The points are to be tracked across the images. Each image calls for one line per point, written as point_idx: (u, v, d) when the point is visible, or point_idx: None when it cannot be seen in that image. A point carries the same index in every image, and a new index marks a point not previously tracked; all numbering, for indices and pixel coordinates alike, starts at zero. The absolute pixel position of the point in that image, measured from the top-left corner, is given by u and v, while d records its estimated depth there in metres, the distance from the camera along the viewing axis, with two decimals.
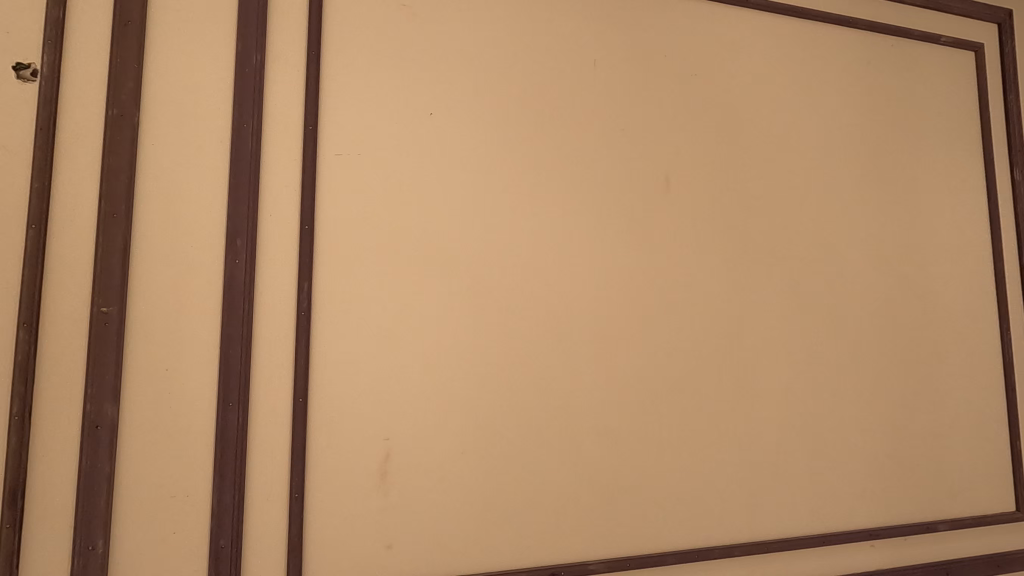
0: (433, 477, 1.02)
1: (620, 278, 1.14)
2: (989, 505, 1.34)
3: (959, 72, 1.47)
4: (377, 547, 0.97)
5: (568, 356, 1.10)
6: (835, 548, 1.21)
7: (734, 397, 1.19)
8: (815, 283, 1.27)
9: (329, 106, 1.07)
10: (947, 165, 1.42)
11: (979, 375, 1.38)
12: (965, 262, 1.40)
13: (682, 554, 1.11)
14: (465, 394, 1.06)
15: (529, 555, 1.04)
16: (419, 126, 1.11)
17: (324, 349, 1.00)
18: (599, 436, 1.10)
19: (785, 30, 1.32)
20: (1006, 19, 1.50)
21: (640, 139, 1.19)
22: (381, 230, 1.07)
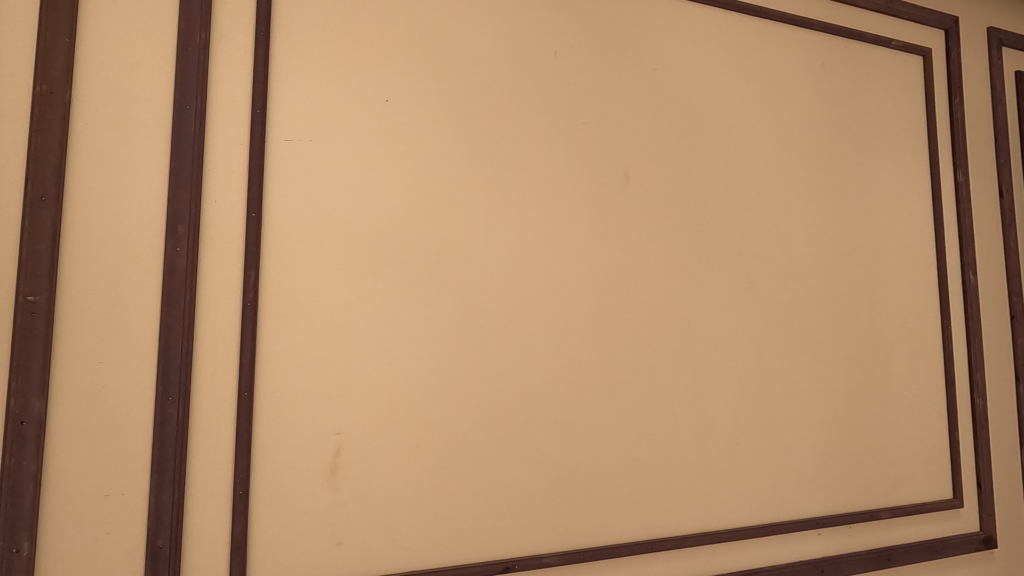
0: (385, 473, 1.01)
1: (581, 282, 1.17)
2: (928, 492, 1.47)
3: (909, 76, 1.59)
4: (325, 545, 0.97)
5: (525, 354, 1.12)
6: (784, 536, 1.30)
7: (690, 389, 1.24)
8: (770, 280, 1.35)
9: (279, 87, 1.02)
10: (897, 167, 1.54)
11: (922, 367, 1.51)
12: (912, 257, 1.53)
13: (635, 542, 1.16)
14: (419, 389, 1.05)
15: (480, 552, 1.06)
16: (374, 113, 1.07)
17: (273, 343, 0.98)
18: (555, 432, 1.13)
19: (750, 29, 1.40)
20: (953, 25, 1.65)
21: (600, 139, 1.22)
22: (334, 220, 1.03)
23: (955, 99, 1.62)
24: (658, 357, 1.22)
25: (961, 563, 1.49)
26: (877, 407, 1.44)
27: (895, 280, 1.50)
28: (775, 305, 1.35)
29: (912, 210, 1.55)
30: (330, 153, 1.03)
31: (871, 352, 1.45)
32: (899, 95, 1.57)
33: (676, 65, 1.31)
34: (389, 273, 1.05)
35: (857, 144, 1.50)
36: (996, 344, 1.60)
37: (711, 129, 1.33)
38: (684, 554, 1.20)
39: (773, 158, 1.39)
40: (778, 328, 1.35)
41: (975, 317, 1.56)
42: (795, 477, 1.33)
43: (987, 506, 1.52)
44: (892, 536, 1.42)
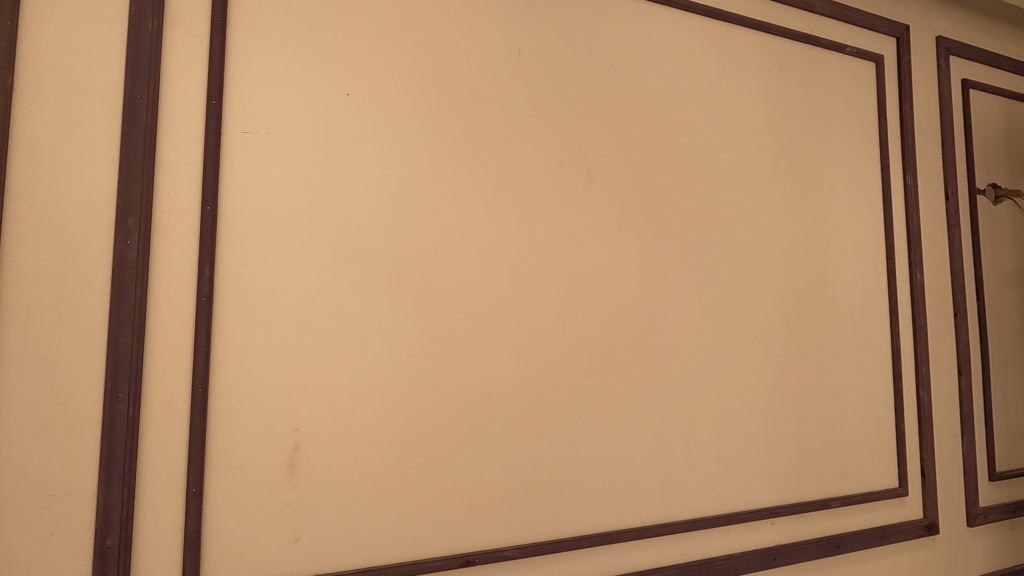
0: (345, 469, 1.01)
1: (543, 279, 1.19)
2: (876, 482, 1.54)
3: (862, 81, 1.65)
4: (283, 542, 0.96)
5: (486, 350, 1.12)
6: (738, 526, 1.34)
7: (650, 383, 1.27)
8: (728, 276, 1.39)
9: (236, 78, 1.00)
10: (850, 169, 1.60)
11: (871, 361, 1.57)
12: (862, 256, 1.59)
13: (594, 534, 1.18)
14: (379, 385, 1.04)
15: (441, 546, 1.06)
16: (335, 107, 1.06)
17: (229, 339, 0.96)
18: (516, 428, 1.14)
19: (712, 32, 1.43)
20: (904, 33, 1.71)
21: (562, 137, 1.24)
22: (293, 214, 1.01)
23: (905, 105, 1.69)
24: (619, 353, 1.24)
25: (905, 548, 1.56)
26: (828, 400, 1.50)
27: (847, 278, 1.56)
28: (733, 301, 1.39)
29: (863, 211, 1.61)
30: (288, 146, 1.02)
31: (823, 347, 1.50)
32: (853, 100, 1.63)
33: (640, 65, 1.33)
34: (350, 268, 1.04)
35: (812, 146, 1.55)
36: (940, 340, 1.68)
37: (673, 129, 1.36)
38: (642, 545, 1.23)
39: (733, 159, 1.42)
40: (736, 324, 1.39)
41: (921, 314, 1.63)
42: (750, 469, 1.37)
43: (929, 494, 1.59)
44: (840, 524, 1.48)
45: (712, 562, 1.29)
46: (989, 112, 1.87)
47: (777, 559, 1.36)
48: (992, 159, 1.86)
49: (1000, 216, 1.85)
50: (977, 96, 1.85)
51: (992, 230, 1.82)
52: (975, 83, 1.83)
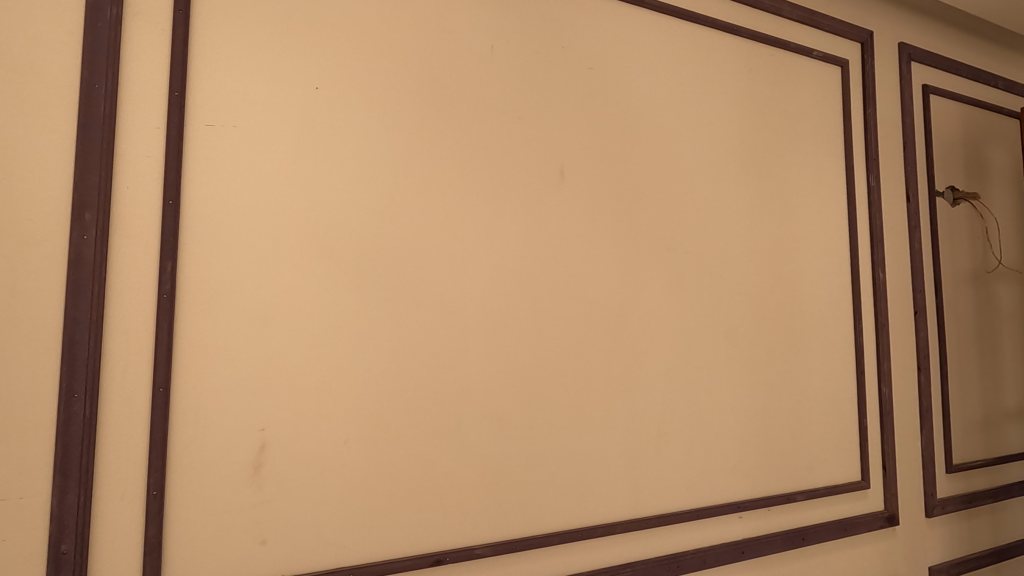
0: (314, 469, 1.00)
1: (515, 276, 1.19)
2: (839, 475, 1.58)
3: (828, 85, 1.69)
4: (248, 544, 0.95)
5: (457, 348, 1.12)
6: (707, 520, 1.36)
7: (621, 380, 1.28)
8: (697, 274, 1.41)
9: (200, 69, 0.98)
10: (816, 170, 1.64)
11: (835, 358, 1.61)
12: (828, 255, 1.63)
13: (565, 531, 1.19)
14: (348, 383, 1.03)
15: (412, 545, 1.06)
16: (303, 101, 1.04)
17: (192, 337, 0.94)
18: (488, 425, 1.14)
19: (683, 33, 1.44)
20: (868, 39, 1.76)
21: (535, 135, 1.24)
22: (259, 209, 0.99)
23: (868, 108, 1.74)
24: (590, 350, 1.25)
25: (867, 540, 1.60)
26: (795, 397, 1.53)
27: (812, 277, 1.59)
28: (702, 299, 1.41)
29: (829, 211, 1.65)
30: (254, 140, 1.00)
31: (789, 344, 1.53)
32: (819, 103, 1.67)
33: (612, 64, 1.34)
34: (319, 265, 1.03)
35: (780, 147, 1.58)
36: (901, 338, 1.73)
37: (645, 129, 1.37)
38: (613, 541, 1.24)
39: (704, 159, 1.44)
40: (706, 322, 1.41)
41: (883, 312, 1.68)
42: (718, 464, 1.39)
43: (890, 487, 1.64)
44: (805, 517, 1.51)
45: (681, 556, 1.31)
46: (948, 117, 1.93)
47: (745, 552, 1.39)
48: (950, 162, 1.92)
49: (957, 218, 1.91)
50: (936, 101, 1.91)
51: (950, 231, 1.89)
52: (935, 89, 1.90)
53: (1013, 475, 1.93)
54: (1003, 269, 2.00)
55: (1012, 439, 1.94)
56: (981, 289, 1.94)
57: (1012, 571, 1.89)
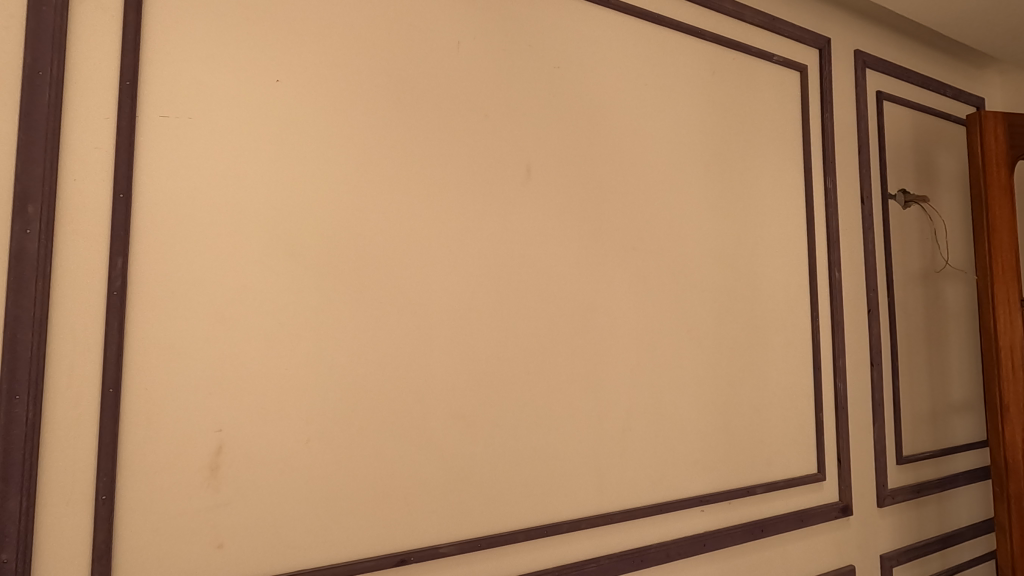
0: (273, 470, 0.98)
1: (480, 273, 1.18)
2: (797, 468, 1.63)
3: (788, 89, 1.74)
4: (205, 548, 0.92)
5: (422, 346, 1.11)
6: (670, 514, 1.39)
7: (586, 378, 1.29)
8: (662, 272, 1.43)
9: (153, 58, 0.94)
10: (776, 171, 1.68)
11: (793, 354, 1.66)
12: (787, 255, 1.67)
13: (530, 527, 1.19)
14: (310, 382, 1.01)
15: (376, 546, 1.05)
16: (263, 93, 1.01)
17: (144, 335, 0.91)
18: (452, 423, 1.13)
19: (648, 35, 1.46)
20: (826, 45, 1.81)
21: (501, 132, 1.24)
22: (217, 204, 0.96)
23: (826, 113, 1.79)
24: (556, 348, 1.26)
25: (822, 530, 1.66)
26: (755, 393, 1.57)
27: (772, 275, 1.64)
28: (666, 297, 1.43)
29: (788, 212, 1.69)
30: (211, 133, 0.97)
31: (750, 341, 1.57)
32: (779, 107, 1.71)
33: (578, 64, 1.35)
34: (279, 261, 1.00)
35: (741, 149, 1.62)
36: (855, 335, 1.79)
37: (611, 129, 1.38)
38: (578, 537, 1.25)
39: (668, 159, 1.47)
40: (670, 319, 1.43)
41: (838, 310, 1.74)
42: (681, 459, 1.42)
43: (844, 479, 1.70)
44: (764, 509, 1.55)
45: (645, 550, 1.33)
46: (900, 122, 2.01)
47: (706, 545, 1.42)
48: (902, 166, 2.00)
49: (908, 220, 1.99)
50: (889, 108, 1.99)
51: (901, 232, 1.97)
52: (888, 95, 1.97)
53: (958, 465, 2.03)
54: (950, 269, 2.09)
55: (957, 430, 2.04)
56: (930, 288, 2.03)
57: (957, 557, 1.99)
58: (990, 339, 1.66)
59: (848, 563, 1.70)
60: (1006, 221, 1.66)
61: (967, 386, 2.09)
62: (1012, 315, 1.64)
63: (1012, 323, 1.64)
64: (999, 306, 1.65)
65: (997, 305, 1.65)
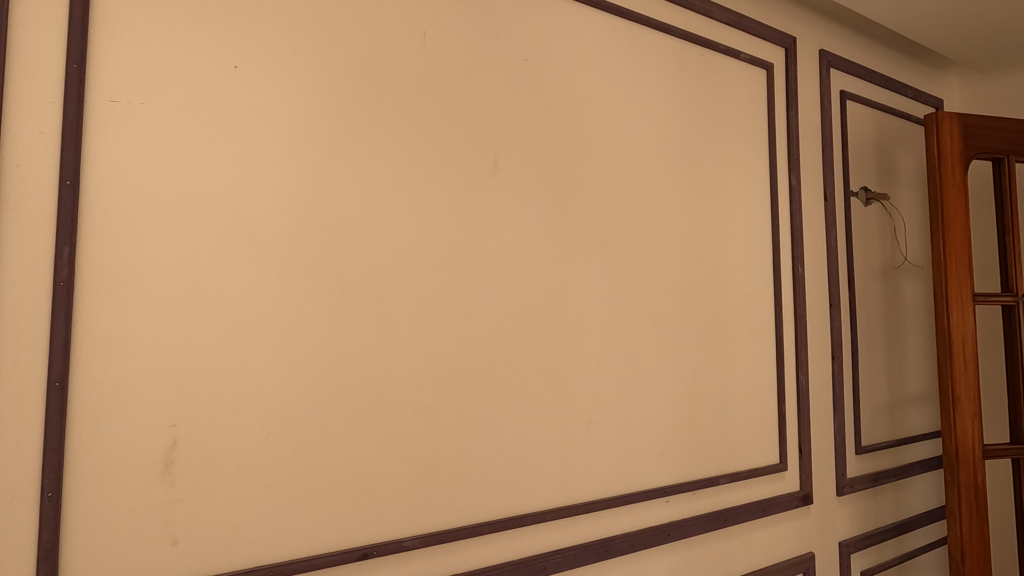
0: (232, 465, 0.96)
1: (446, 266, 1.18)
2: (759, 459, 1.66)
3: (754, 86, 1.76)
4: (158, 545, 0.90)
5: (386, 340, 1.10)
6: (635, 505, 1.40)
7: (552, 370, 1.30)
8: (628, 266, 1.44)
9: (103, 41, 0.91)
10: (742, 167, 1.71)
11: (757, 348, 1.69)
12: (752, 250, 1.70)
13: (495, 520, 1.20)
14: (270, 376, 1.00)
15: (338, 541, 1.04)
16: (220, 80, 0.99)
17: (93, 328, 0.88)
18: (417, 416, 1.13)
19: (617, 30, 1.47)
20: (792, 44, 1.84)
21: (467, 124, 1.23)
22: (171, 193, 0.94)
23: (791, 110, 1.82)
24: (522, 341, 1.26)
25: (783, 518, 1.70)
26: (719, 385, 1.60)
27: (737, 269, 1.67)
28: (633, 291, 1.44)
29: (753, 209, 1.72)
30: (165, 119, 0.94)
31: (715, 334, 1.60)
32: (745, 104, 1.74)
33: (547, 56, 1.35)
34: (237, 252, 0.98)
35: (708, 145, 1.63)
36: (816, 329, 1.84)
37: (579, 123, 1.39)
38: (543, 529, 1.26)
39: (636, 154, 1.48)
40: (637, 313, 1.45)
41: (801, 305, 1.78)
42: (647, 451, 1.44)
43: (805, 469, 1.75)
44: (727, 499, 1.59)
45: (609, 541, 1.34)
46: (862, 121, 2.06)
47: (670, 534, 1.45)
48: (863, 164, 2.05)
49: (869, 217, 2.05)
50: (852, 107, 2.04)
51: (862, 229, 2.02)
52: (851, 95, 2.01)
53: (914, 455, 2.10)
54: (908, 265, 2.16)
55: (913, 421, 2.11)
56: (888, 283, 2.09)
57: (911, 543, 2.06)
58: (943, 333, 1.72)
59: (808, 551, 1.74)
60: (959, 219, 1.72)
61: (923, 377, 2.17)
62: (963, 309, 1.71)
63: (964, 317, 1.70)
64: (952, 301, 1.71)
65: (950, 300, 1.71)
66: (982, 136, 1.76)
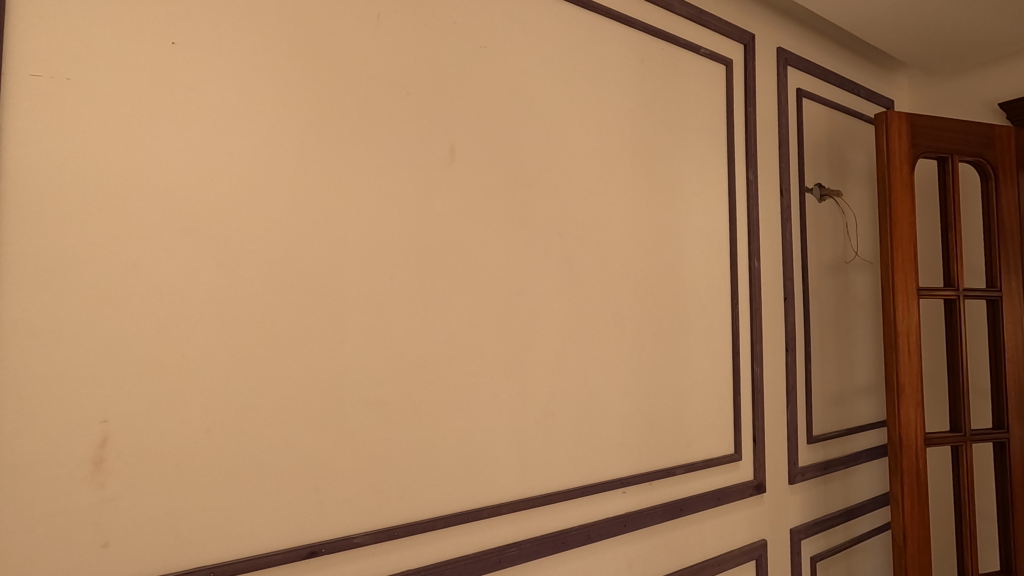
0: (169, 463, 0.91)
1: (400, 257, 1.15)
2: (715, 449, 1.69)
3: (713, 81, 1.78)
4: (87, 547, 0.85)
5: (337, 333, 1.07)
6: (592, 497, 1.41)
7: (509, 363, 1.29)
8: (587, 259, 1.44)
9: (24, 10, 0.85)
10: (700, 161, 1.72)
11: (713, 340, 1.71)
12: (710, 244, 1.72)
13: (449, 514, 1.18)
14: (213, 370, 0.95)
15: (286, 539, 1.00)
16: (156, 57, 0.93)
17: (12, 317, 0.82)
18: (369, 410, 1.10)
19: (578, 21, 1.46)
20: (750, 41, 1.86)
21: (424, 112, 1.20)
22: (102, 175, 0.88)
23: (749, 106, 1.85)
24: (479, 333, 1.25)
25: (737, 507, 1.74)
26: (676, 376, 1.62)
27: (695, 263, 1.68)
28: (591, 283, 1.44)
29: (711, 203, 1.74)
30: (94, 97, 0.88)
31: (672, 327, 1.61)
32: (705, 98, 1.75)
33: (505, 45, 1.33)
34: (175, 239, 0.93)
35: (668, 138, 1.64)
36: (771, 321, 1.87)
37: (539, 113, 1.37)
38: (499, 522, 1.25)
39: (595, 146, 1.47)
40: (596, 306, 1.45)
41: (756, 298, 1.81)
42: (604, 443, 1.44)
43: (758, 458, 1.78)
44: (683, 488, 1.61)
45: (566, 533, 1.35)
46: (817, 119, 2.11)
47: (627, 525, 1.46)
48: (818, 161, 2.10)
49: (822, 213, 2.10)
50: (808, 104, 2.08)
51: (816, 224, 2.07)
52: (807, 93, 2.06)
53: (861, 444, 2.18)
54: (859, 261, 2.23)
55: (861, 411, 2.18)
56: (840, 277, 2.15)
57: (858, 528, 2.14)
58: (889, 325, 1.77)
59: (760, 538, 1.79)
60: (906, 215, 1.77)
61: (871, 368, 2.24)
62: (908, 302, 1.76)
63: (908, 310, 1.76)
64: (898, 295, 1.76)
65: (896, 293, 1.76)
66: (928, 135, 1.82)
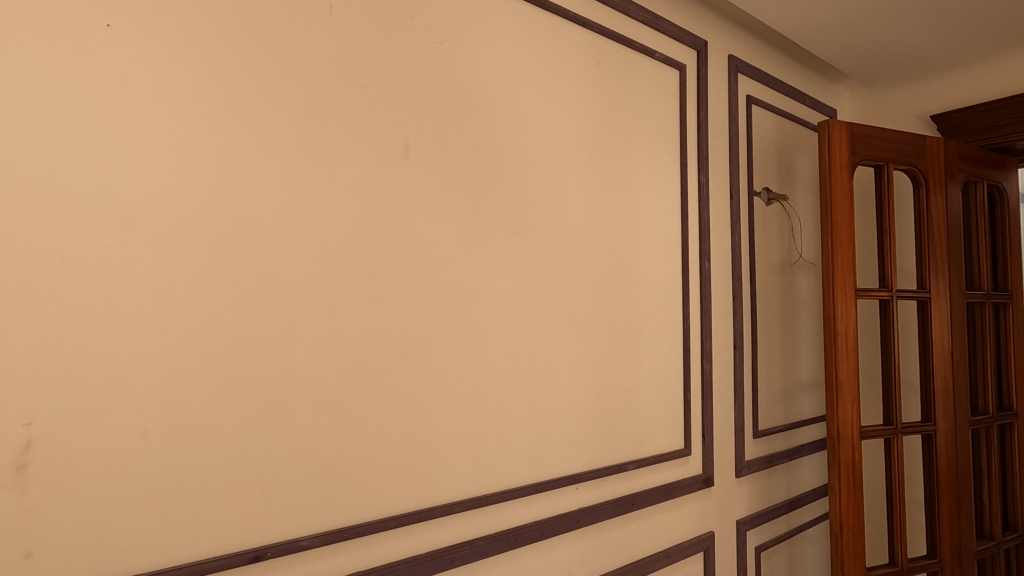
0: (101, 467, 0.87)
1: (352, 254, 1.13)
2: (666, 444, 1.73)
3: (668, 85, 1.82)
4: (7, 558, 0.80)
5: (285, 331, 1.04)
6: (545, 494, 1.42)
7: (463, 361, 1.28)
8: (542, 256, 1.45)
9: None
10: (654, 163, 1.76)
11: (665, 338, 1.75)
12: (662, 244, 1.76)
13: (401, 514, 1.17)
14: (151, 371, 0.91)
15: (229, 544, 0.97)
16: (90, 39, 0.88)
17: None
18: (318, 410, 1.07)
19: (534, 20, 1.46)
20: (703, 47, 1.91)
21: (379, 106, 1.18)
22: (28, 162, 0.83)
23: (701, 110, 1.90)
24: (433, 332, 1.24)
25: (686, 500, 1.78)
26: (628, 374, 1.64)
27: (648, 262, 1.72)
28: (546, 281, 1.45)
29: (664, 204, 1.78)
30: (20, 79, 0.83)
31: (625, 325, 1.64)
32: (659, 101, 1.79)
33: (460, 40, 1.32)
34: (110, 232, 0.89)
35: (622, 139, 1.67)
36: (720, 320, 1.93)
37: (495, 109, 1.37)
38: (452, 520, 1.25)
39: (551, 145, 1.48)
40: (550, 305, 1.46)
41: (706, 297, 1.86)
42: (558, 440, 1.46)
43: (707, 453, 1.84)
44: (635, 483, 1.64)
45: (519, 530, 1.35)
46: (765, 125, 2.18)
47: (579, 520, 1.48)
48: (765, 166, 2.18)
49: (769, 216, 2.18)
50: (757, 111, 2.15)
51: (763, 226, 2.15)
52: (756, 100, 2.13)
53: (803, 438, 2.27)
54: (802, 262, 2.33)
55: (804, 406, 2.28)
56: (785, 278, 2.23)
57: (800, 518, 2.23)
58: (829, 324, 1.85)
59: (707, 530, 1.84)
60: (845, 219, 1.86)
61: (813, 365, 2.34)
62: (846, 302, 1.85)
63: (846, 309, 1.85)
64: (837, 295, 1.85)
65: (835, 293, 1.85)
66: (866, 143, 1.91)
